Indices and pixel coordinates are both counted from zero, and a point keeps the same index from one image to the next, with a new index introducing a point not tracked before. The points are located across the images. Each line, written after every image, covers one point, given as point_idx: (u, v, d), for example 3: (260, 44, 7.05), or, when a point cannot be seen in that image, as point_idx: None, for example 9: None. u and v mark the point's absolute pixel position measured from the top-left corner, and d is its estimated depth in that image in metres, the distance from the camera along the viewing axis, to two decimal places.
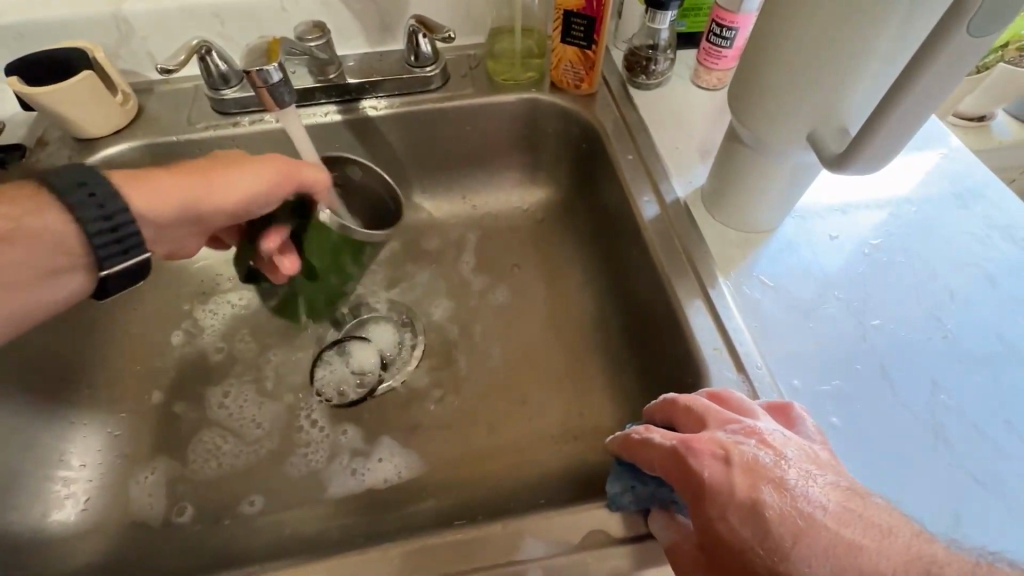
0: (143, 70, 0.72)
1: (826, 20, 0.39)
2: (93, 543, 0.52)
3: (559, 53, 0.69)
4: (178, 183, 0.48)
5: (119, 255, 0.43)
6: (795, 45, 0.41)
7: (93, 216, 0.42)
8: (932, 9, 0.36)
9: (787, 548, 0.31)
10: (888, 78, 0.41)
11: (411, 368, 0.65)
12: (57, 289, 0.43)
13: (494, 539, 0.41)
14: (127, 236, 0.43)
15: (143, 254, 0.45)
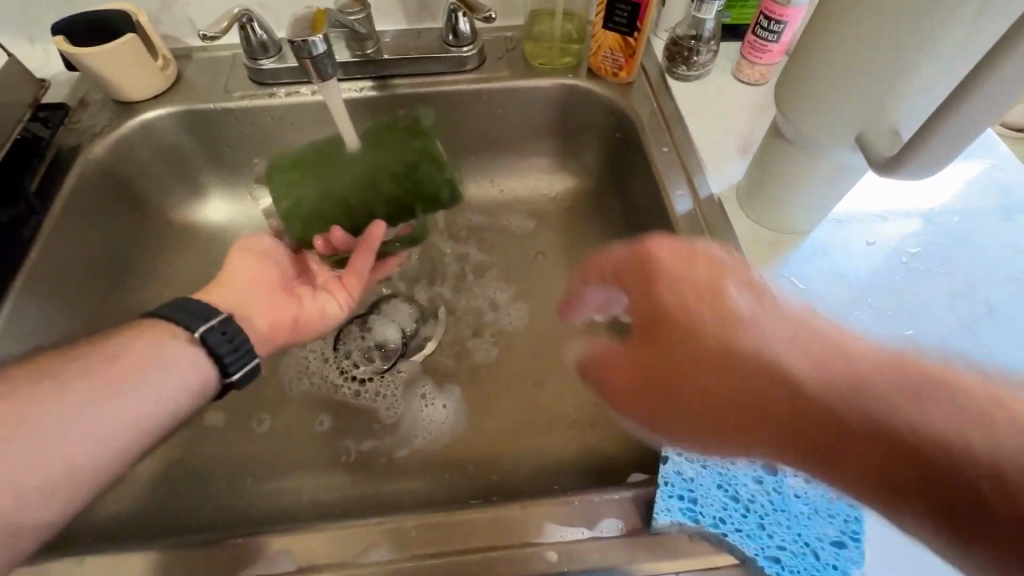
0: (182, 36, 0.73)
1: (889, 16, 0.37)
2: (119, 495, 0.54)
3: (599, 39, 0.67)
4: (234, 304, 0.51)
5: (205, 324, 0.45)
6: (852, 42, 0.40)
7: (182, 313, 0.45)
8: (1004, 11, 0.34)
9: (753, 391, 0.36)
10: (949, 80, 0.39)
11: (432, 345, 0.66)
12: (171, 363, 0.43)
13: (512, 521, 0.41)
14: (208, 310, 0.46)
15: (252, 359, 0.47)
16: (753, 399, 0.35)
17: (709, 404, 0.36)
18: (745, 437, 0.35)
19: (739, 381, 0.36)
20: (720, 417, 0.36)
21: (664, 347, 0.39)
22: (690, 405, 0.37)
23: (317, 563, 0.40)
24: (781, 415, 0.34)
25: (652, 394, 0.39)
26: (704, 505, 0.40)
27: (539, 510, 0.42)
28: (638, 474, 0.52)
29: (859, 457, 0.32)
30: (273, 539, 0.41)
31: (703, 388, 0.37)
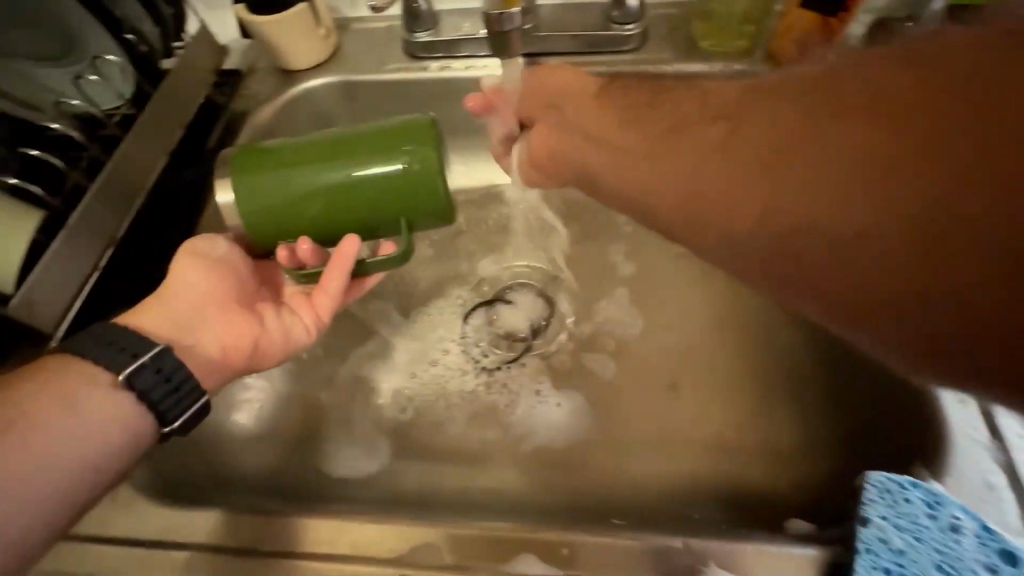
0: (343, 8, 0.74)
1: None
2: (265, 449, 0.57)
3: (789, 22, 0.60)
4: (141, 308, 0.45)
5: (126, 359, 0.39)
6: None
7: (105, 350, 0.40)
8: None
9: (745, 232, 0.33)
10: None
11: (561, 340, 0.64)
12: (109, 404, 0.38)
13: (672, 556, 0.38)
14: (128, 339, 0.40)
15: (200, 398, 0.41)
16: (854, 159, 0.26)
17: (813, 170, 0.27)
18: (826, 235, 0.27)
19: (818, 147, 0.27)
20: (840, 165, 0.26)
21: (743, 138, 0.31)
22: (793, 175, 0.28)
23: (467, 564, 0.39)
24: (859, 207, 0.26)
25: (752, 194, 0.30)
26: None
27: (703, 551, 0.38)
28: (800, 521, 0.46)
29: (917, 218, 0.24)
30: (420, 529, 0.41)
31: (788, 144, 0.29)
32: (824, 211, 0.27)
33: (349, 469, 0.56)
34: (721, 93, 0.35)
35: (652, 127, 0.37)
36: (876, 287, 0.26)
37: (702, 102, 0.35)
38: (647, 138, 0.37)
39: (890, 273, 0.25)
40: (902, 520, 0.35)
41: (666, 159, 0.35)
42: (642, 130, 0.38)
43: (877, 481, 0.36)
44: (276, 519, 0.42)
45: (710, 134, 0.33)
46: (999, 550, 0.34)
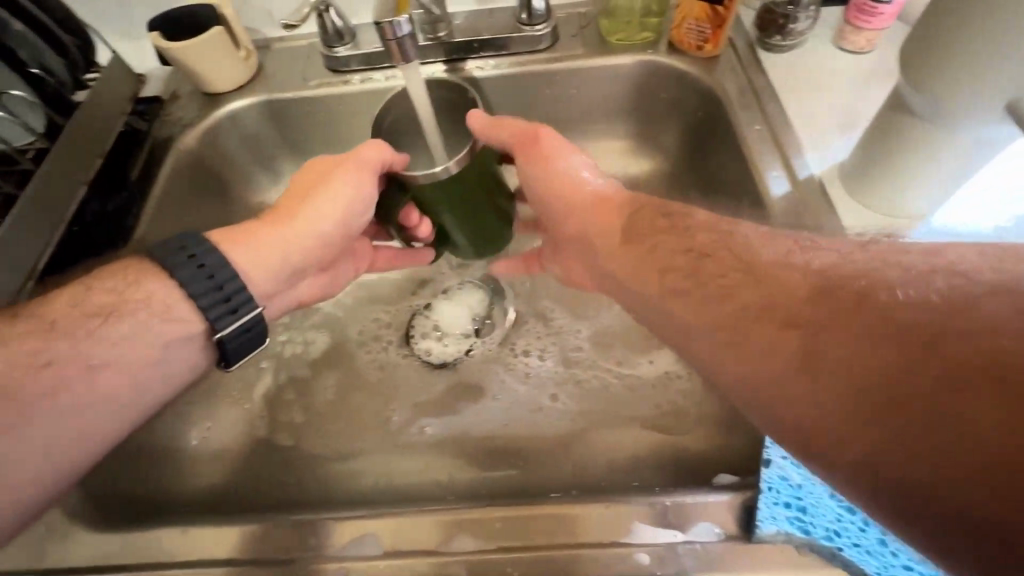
0: (262, 28, 0.75)
1: None
2: (213, 468, 0.57)
3: (684, 10, 0.63)
4: (273, 233, 0.50)
5: (227, 315, 0.44)
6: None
7: (203, 288, 0.43)
8: None
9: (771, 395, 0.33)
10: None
11: (501, 333, 0.66)
12: (179, 359, 0.44)
13: (598, 517, 0.40)
14: (236, 297, 0.44)
15: (251, 311, 0.45)
16: (807, 348, 0.31)
17: (752, 341, 0.34)
18: (816, 421, 0.30)
19: (804, 329, 0.32)
20: (782, 352, 0.32)
21: (714, 302, 0.37)
22: (750, 344, 0.34)
23: (402, 550, 0.40)
24: (821, 384, 0.30)
25: (721, 349, 0.35)
26: (816, 517, 0.36)
27: (627, 507, 0.40)
28: (727, 474, 0.49)
29: (936, 434, 0.25)
30: (360, 523, 0.42)
31: (742, 315, 0.35)
32: (842, 408, 0.29)
33: (298, 478, 0.56)
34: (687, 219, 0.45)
35: (634, 257, 0.45)
36: (842, 453, 0.28)
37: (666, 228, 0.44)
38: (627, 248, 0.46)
39: (871, 460, 0.27)
40: None
41: (655, 298, 0.42)
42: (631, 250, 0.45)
43: None
44: (217, 530, 0.43)
45: (695, 282, 0.39)
46: None
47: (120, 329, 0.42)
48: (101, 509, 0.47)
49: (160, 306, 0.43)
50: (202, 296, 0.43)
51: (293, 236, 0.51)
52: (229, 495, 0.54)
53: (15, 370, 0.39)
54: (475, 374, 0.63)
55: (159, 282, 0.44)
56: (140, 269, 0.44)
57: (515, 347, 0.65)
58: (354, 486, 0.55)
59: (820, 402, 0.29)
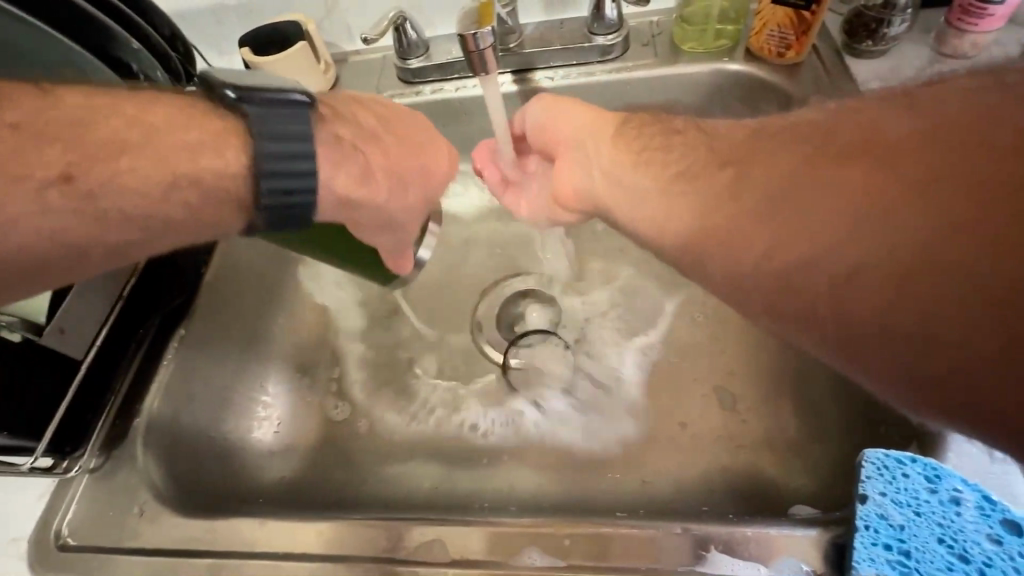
0: (341, 43, 0.78)
1: None
2: (284, 462, 0.59)
3: (765, 16, 0.61)
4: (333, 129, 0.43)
5: (282, 195, 0.38)
6: None
7: (272, 154, 0.37)
8: None
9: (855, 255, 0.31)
10: None
11: (561, 343, 0.64)
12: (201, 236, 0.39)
13: (672, 541, 0.38)
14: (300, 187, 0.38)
15: (307, 198, 0.39)
16: (848, 206, 0.31)
17: (778, 204, 0.34)
18: (833, 280, 0.31)
19: (844, 188, 0.32)
20: (802, 214, 0.33)
21: (746, 186, 0.36)
22: (782, 208, 0.34)
23: (470, 559, 0.40)
24: (844, 246, 0.31)
25: (748, 216, 0.36)
26: (920, 562, 0.33)
27: (706, 535, 0.38)
28: (806, 508, 0.47)
29: None
30: (429, 527, 0.42)
31: (781, 185, 0.35)
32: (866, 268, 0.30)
33: (362, 477, 0.58)
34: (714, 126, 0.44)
35: (661, 170, 0.43)
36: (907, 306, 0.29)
37: (691, 144, 0.43)
38: (646, 160, 0.45)
39: (890, 315, 0.29)
40: (901, 495, 0.35)
41: (674, 192, 0.41)
42: (654, 164, 0.44)
43: (873, 457, 0.36)
44: (292, 524, 0.44)
45: (722, 181, 0.38)
46: (1002, 520, 0.34)
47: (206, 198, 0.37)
48: (183, 495, 0.50)
49: (216, 178, 0.37)
50: (271, 138, 0.37)
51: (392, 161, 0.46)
52: (299, 491, 0.56)
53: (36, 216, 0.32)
54: (534, 384, 0.62)
55: (236, 148, 0.37)
56: (182, 117, 0.37)
57: (588, 349, 0.64)
58: (414, 490, 0.56)
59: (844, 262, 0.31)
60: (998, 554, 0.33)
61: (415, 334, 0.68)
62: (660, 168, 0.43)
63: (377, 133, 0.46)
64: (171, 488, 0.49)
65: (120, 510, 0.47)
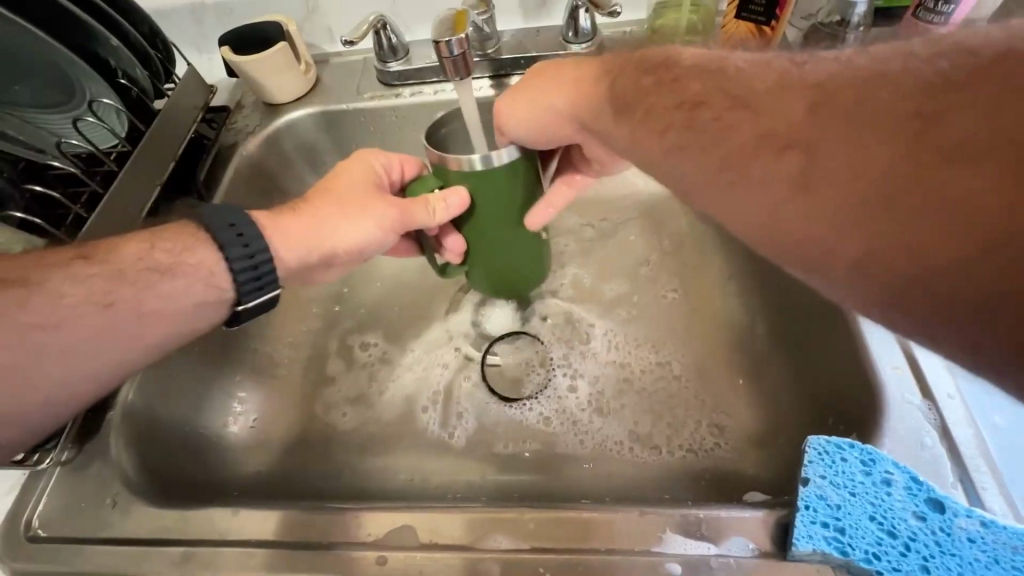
0: (322, 44, 0.79)
1: None
2: (260, 456, 0.60)
3: (729, 29, 0.64)
4: (302, 223, 0.51)
5: (255, 290, 0.47)
6: None
7: (237, 254, 0.46)
8: None
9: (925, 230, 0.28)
10: None
11: (535, 340, 0.66)
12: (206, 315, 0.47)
13: (630, 524, 0.41)
14: (265, 274, 0.47)
15: (275, 290, 0.48)
16: (962, 219, 0.27)
17: (872, 206, 0.30)
18: (942, 294, 0.28)
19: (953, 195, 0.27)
20: (903, 222, 0.29)
21: (822, 181, 0.32)
22: (875, 211, 0.30)
23: (440, 543, 0.42)
24: (955, 264, 0.27)
25: (834, 215, 0.31)
26: (852, 538, 0.36)
27: (663, 518, 0.40)
28: (758, 494, 0.50)
29: None
30: (400, 514, 0.44)
31: (873, 182, 0.30)
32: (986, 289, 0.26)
33: (338, 469, 0.59)
34: (738, 81, 0.38)
35: (699, 152, 0.38)
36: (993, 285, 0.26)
37: (728, 117, 0.37)
38: (671, 144, 0.40)
39: (1011, 337, 0.26)
40: (839, 477, 0.38)
41: (728, 180, 0.37)
42: (684, 141, 0.39)
43: (815, 443, 0.39)
44: (263, 513, 0.45)
45: (787, 168, 0.33)
46: (928, 498, 0.37)
47: (177, 284, 0.45)
48: (156, 487, 0.50)
49: (204, 273, 0.46)
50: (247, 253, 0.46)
51: (329, 225, 0.51)
52: (275, 483, 0.57)
53: (84, 301, 0.43)
54: (507, 378, 0.64)
55: (207, 249, 0.46)
56: (194, 236, 0.47)
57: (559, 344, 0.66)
58: (388, 482, 0.58)
59: (956, 278, 0.27)
60: (922, 529, 0.36)
61: (392, 331, 0.69)
62: (707, 150, 0.38)
63: (332, 205, 0.52)
64: (145, 481, 0.50)
65: (92, 501, 0.47)
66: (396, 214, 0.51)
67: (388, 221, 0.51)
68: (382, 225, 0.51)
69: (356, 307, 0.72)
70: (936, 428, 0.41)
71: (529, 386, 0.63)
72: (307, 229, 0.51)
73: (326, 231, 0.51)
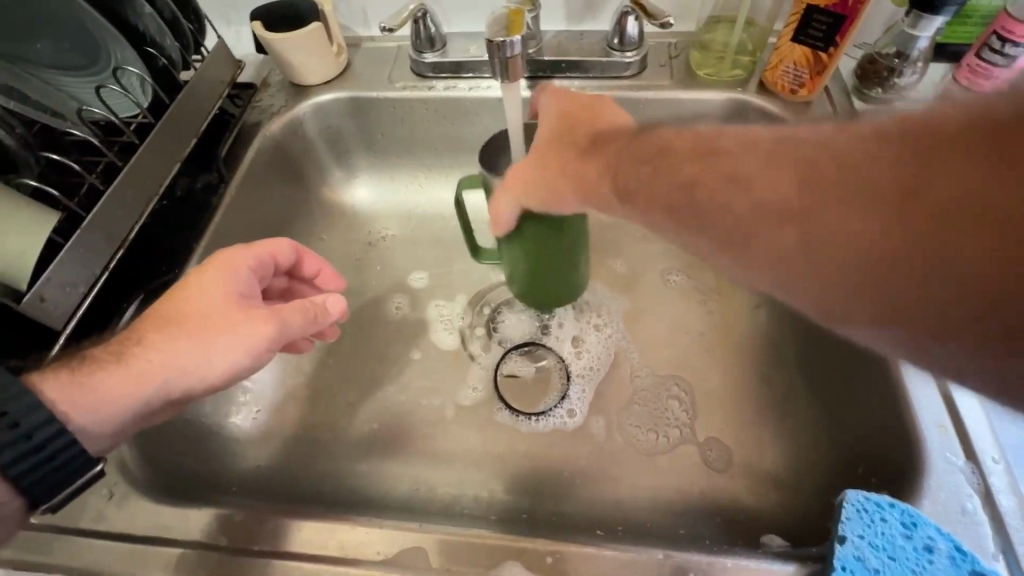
0: (356, 27, 0.77)
1: None
2: (260, 450, 0.58)
3: (783, 53, 0.62)
4: (126, 370, 0.41)
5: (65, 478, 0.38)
6: None
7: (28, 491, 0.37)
8: None
9: (814, 264, 0.31)
10: None
11: (548, 351, 0.64)
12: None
13: (651, 566, 0.39)
14: (67, 456, 0.37)
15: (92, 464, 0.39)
16: (953, 282, 0.26)
17: (868, 275, 0.29)
18: (907, 335, 0.29)
19: (950, 265, 0.26)
20: (901, 290, 0.28)
21: (823, 255, 0.31)
22: (873, 280, 0.29)
23: (452, 568, 0.40)
24: (911, 314, 0.28)
25: (833, 285, 0.31)
26: None
27: (686, 562, 0.39)
28: (777, 537, 0.48)
29: (965, 249, 0.25)
30: (411, 533, 0.42)
31: (866, 254, 0.29)
32: (992, 348, 0.26)
33: (340, 471, 0.57)
34: (728, 155, 0.37)
35: (703, 223, 0.37)
36: (874, 297, 0.29)
37: (720, 191, 0.36)
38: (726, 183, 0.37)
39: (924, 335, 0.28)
40: (879, 539, 0.36)
41: (732, 253, 0.36)
42: (679, 217, 0.39)
43: (854, 500, 0.38)
44: (271, 518, 0.43)
45: (783, 241, 0.32)
46: (971, 570, 0.35)
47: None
48: (155, 481, 0.48)
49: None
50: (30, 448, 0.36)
51: (191, 362, 0.43)
52: (275, 481, 0.56)
53: None
54: (521, 389, 0.62)
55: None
56: None
57: (574, 356, 0.64)
58: (391, 490, 0.56)
59: (962, 339, 0.27)
60: None
61: (406, 331, 0.67)
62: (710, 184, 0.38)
63: (178, 321, 0.43)
64: (143, 472, 0.48)
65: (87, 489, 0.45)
66: (268, 338, 0.44)
67: (262, 342, 0.44)
68: (251, 347, 0.44)
69: (368, 302, 0.70)
70: (978, 492, 0.40)
71: (542, 401, 0.61)
72: (131, 382, 0.41)
73: (159, 372, 0.42)
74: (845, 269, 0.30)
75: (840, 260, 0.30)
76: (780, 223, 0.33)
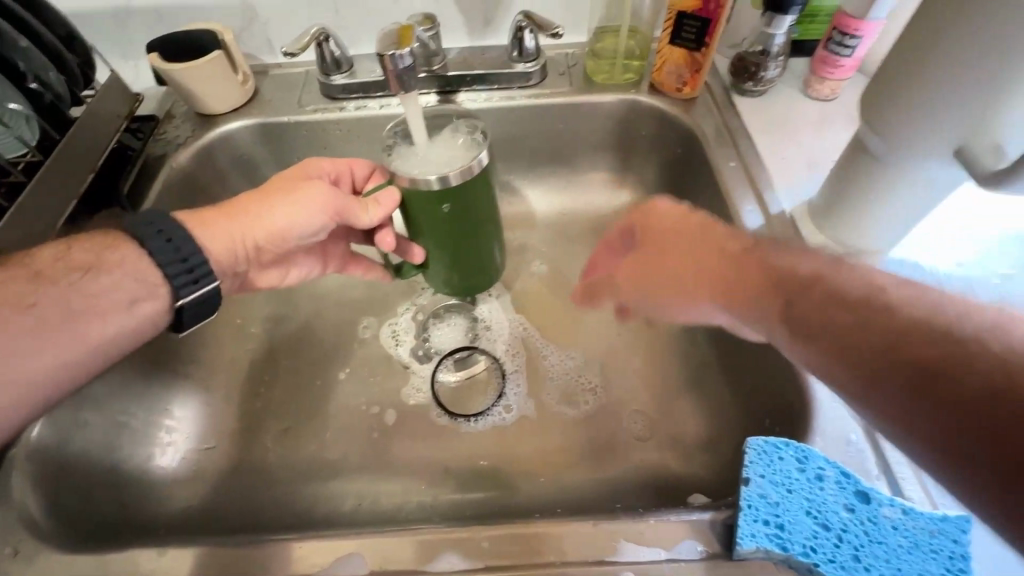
0: (261, 54, 0.77)
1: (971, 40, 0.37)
2: (190, 489, 0.56)
3: (664, 55, 0.67)
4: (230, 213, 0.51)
5: None
6: (936, 66, 0.40)
7: None
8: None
9: (874, 392, 0.33)
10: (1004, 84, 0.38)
11: (478, 356, 0.65)
12: None
13: (582, 535, 0.41)
14: None
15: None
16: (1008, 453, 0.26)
17: (932, 421, 0.30)
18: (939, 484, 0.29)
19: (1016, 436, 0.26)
20: (925, 430, 0.30)
21: (889, 386, 0.32)
22: (942, 428, 0.29)
23: (388, 569, 0.40)
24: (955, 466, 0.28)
25: (893, 417, 0.32)
26: (791, 532, 0.38)
27: (613, 527, 0.41)
28: (701, 496, 0.51)
29: None
30: (347, 541, 0.41)
31: (942, 404, 0.30)
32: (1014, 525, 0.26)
33: (277, 496, 0.56)
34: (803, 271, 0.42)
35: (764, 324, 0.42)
36: (927, 440, 0.30)
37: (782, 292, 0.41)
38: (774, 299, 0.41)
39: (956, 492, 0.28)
40: (777, 475, 0.40)
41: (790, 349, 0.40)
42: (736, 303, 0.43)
43: (755, 443, 0.41)
44: (203, 551, 0.42)
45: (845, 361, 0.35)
46: (855, 490, 0.39)
47: None
48: (68, 531, 0.45)
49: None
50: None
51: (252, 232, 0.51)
52: (207, 517, 0.53)
53: None
54: (456, 392, 0.63)
55: None
56: None
57: (506, 354, 0.66)
58: (333, 508, 0.55)
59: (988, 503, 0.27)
60: (852, 520, 0.38)
61: (339, 349, 0.67)
62: None
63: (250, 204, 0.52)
64: (54, 524, 0.45)
65: None
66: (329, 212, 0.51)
67: (322, 196, 0.51)
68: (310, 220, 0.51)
69: (298, 326, 0.69)
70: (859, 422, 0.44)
71: (477, 402, 0.62)
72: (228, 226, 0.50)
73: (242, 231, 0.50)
74: (909, 407, 0.31)
75: (905, 396, 0.32)
76: (845, 345, 0.36)
